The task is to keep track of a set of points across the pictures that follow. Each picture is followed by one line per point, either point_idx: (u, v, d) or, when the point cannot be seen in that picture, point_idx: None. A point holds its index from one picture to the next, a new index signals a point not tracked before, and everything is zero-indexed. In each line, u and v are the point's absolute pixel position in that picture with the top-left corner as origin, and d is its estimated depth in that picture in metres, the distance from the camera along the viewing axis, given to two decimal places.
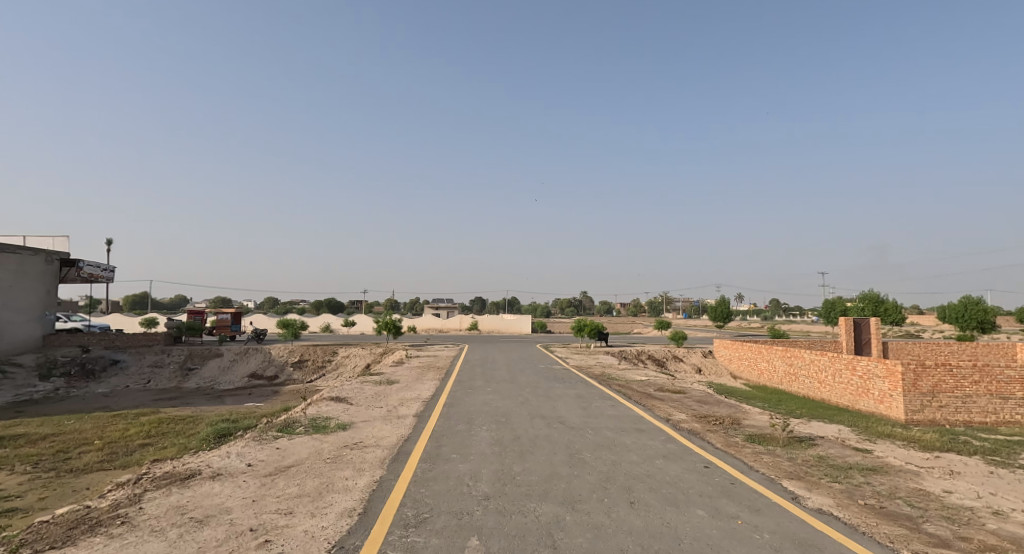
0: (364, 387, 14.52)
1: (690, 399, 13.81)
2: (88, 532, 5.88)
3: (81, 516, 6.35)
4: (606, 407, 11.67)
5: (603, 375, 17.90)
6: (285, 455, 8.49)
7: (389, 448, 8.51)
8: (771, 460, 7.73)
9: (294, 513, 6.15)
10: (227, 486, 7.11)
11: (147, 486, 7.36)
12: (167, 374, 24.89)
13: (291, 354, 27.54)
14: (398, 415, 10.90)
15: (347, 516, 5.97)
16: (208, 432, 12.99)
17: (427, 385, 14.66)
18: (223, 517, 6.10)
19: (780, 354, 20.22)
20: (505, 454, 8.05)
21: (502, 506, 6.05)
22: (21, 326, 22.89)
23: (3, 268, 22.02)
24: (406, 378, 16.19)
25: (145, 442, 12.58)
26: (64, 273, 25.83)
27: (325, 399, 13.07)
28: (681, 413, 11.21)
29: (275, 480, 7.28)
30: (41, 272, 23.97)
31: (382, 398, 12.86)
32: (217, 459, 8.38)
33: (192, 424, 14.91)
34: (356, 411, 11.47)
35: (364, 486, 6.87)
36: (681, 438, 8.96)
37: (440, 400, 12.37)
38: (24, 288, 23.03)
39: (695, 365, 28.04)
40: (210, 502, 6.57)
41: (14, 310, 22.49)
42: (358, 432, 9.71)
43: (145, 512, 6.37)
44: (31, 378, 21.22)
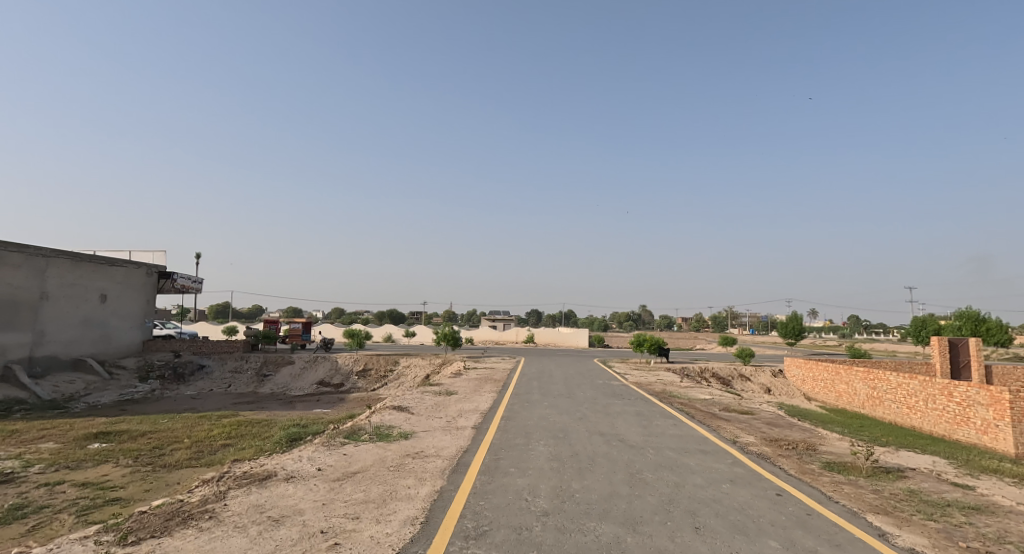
0: (425, 397, 14.86)
1: (760, 421, 13.14)
2: (182, 523, 6.37)
3: (175, 509, 6.87)
4: (668, 426, 11.31)
5: (666, 392, 17.37)
6: (352, 462, 8.83)
7: (448, 459, 8.67)
8: (853, 491, 7.22)
9: (360, 518, 6.38)
10: (300, 489, 7.48)
11: (230, 484, 7.86)
12: (245, 379, 26.49)
13: (356, 363, 28.63)
14: (457, 426, 11.06)
15: (409, 524, 6.13)
16: (281, 435, 13.70)
17: (484, 397, 14.77)
18: (296, 518, 6.42)
19: (861, 376, 18.89)
20: (563, 470, 8.01)
21: (562, 524, 6.00)
22: (126, 333, 25.14)
23: (112, 279, 24.32)
24: (465, 389, 16.38)
25: (226, 443, 13.43)
26: (161, 284, 28.20)
27: (388, 408, 13.47)
28: (749, 435, 10.70)
29: (343, 485, 7.60)
30: (143, 283, 26.29)
31: (442, 409, 13.10)
32: (291, 462, 8.85)
33: (267, 427, 15.78)
34: (417, 421, 11.78)
35: (426, 495, 7.03)
36: (750, 462, 8.55)
37: (498, 412, 12.47)
38: (129, 298, 25.35)
39: (763, 385, 26.65)
40: (286, 503, 6.94)
41: (119, 318, 24.77)
42: (419, 442, 9.93)
43: (229, 508, 6.82)
44: (132, 379, 23.28)
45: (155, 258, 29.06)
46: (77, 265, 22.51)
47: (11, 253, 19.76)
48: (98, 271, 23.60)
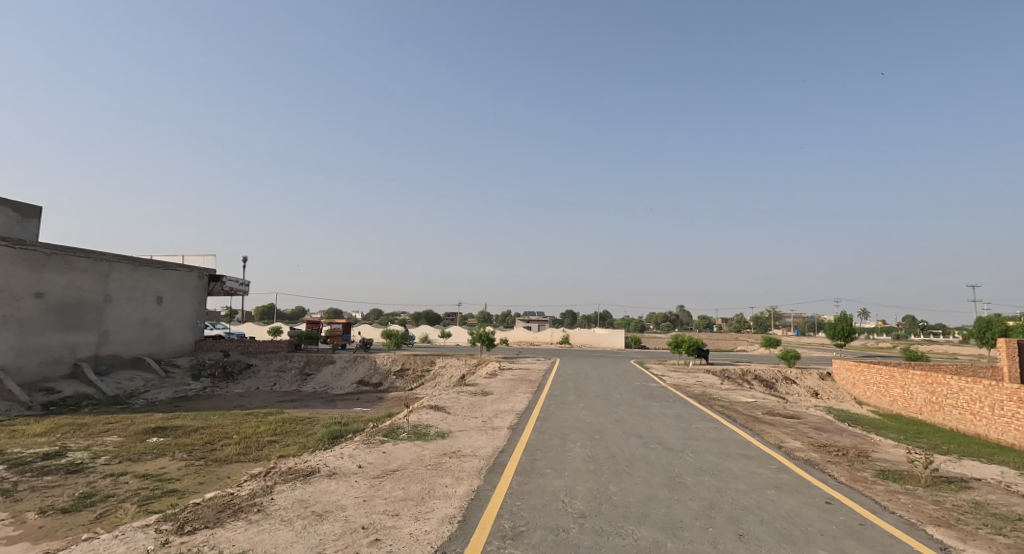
0: (461, 397, 15.07)
1: (807, 425, 12.75)
2: (233, 516, 6.70)
3: (226, 501, 7.23)
4: (709, 430, 11.13)
5: (705, 395, 17.06)
6: (391, 459, 9.07)
7: (485, 458, 8.78)
8: (910, 501, 6.95)
9: (400, 515, 6.56)
10: (342, 485, 7.73)
11: (276, 479, 8.20)
12: (289, 378, 27.41)
13: (394, 362, 29.17)
14: (493, 426, 11.18)
15: (447, 522, 6.26)
16: (323, 433, 14.13)
17: (520, 397, 14.85)
18: (339, 514, 6.65)
19: (918, 379, 18.09)
20: (601, 472, 8.01)
21: (599, 526, 6.02)
22: (180, 333, 26.46)
23: (167, 283, 25.60)
24: (500, 390, 16.48)
25: (272, 439, 13.95)
26: (211, 286, 29.51)
27: (425, 407, 13.72)
28: (796, 440, 10.42)
29: (382, 483, 7.81)
30: (195, 286, 27.56)
31: (478, 409, 13.24)
32: (333, 459, 9.15)
33: (310, 425, 16.31)
34: (454, 420, 11.96)
35: (463, 494, 7.15)
36: (797, 468, 8.33)
37: (534, 413, 12.54)
38: (182, 300, 26.63)
39: (810, 388, 25.78)
40: (328, 498, 7.20)
41: (174, 319, 26.07)
42: (456, 441, 10.09)
43: (276, 502, 7.13)
44: (186, 377, 24.47)
45: (205, 262, 30.41)
46: (136, 270, 23.76)
47: (80, 258, 20.92)
48: (155, 275, 24.87)
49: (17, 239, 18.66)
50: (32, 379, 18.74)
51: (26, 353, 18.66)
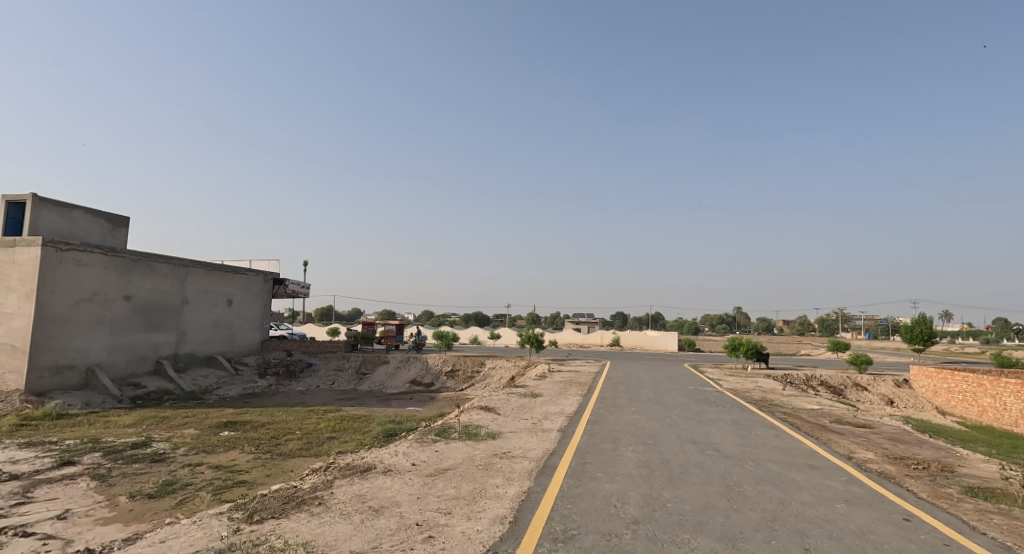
0: (512, 398, 15.20)
1: (880, 436, 12.06)
2: (297, 507, 7.08)
3: (290, 494, 7.64)
4: (770, 438, 10.74)
5: (766, 400, 16.44)
6: (443, 458, 9.29)
7: (535, 460, 8.84)
8: (1002, 522, 6.47)
9: (452, 514, 6.72)
10: (396, 482, 8.00)
11: (335, 474, 8.58)
12: (347, 377, 28.44)
13: (445, 363, 29.68)
14: (543, 428, 11.23)
15: (499, 522, 6.36)
16: (378, 430, 14.60)
17: (570, 400, 14.81)
18: (394, 509, 6.89)
19: (1013, 389, 16.75)
20: (655, 478, 7.90)
21: (653, 533, 5.96)
22: (248, 333, 28.04)
23: (236, 286, 27.18)
24: (550, 392, 16.50)
25: (331, 436, 14.55)
26: (275, 289, 31.10)
27: (476, 408, 13.93)
28: (868, 452, 9.88)
29: (435, 481, 8.02)
30: (261, 289, 29.11)
31: (529, 411, 13.32)
32: (388, 456, 9.47)
33: (366, 423, 16.90)
34: (504, 421, 12.09)
35: (514, 495, 7.25)
36: (870, 482, 7.92)
37: (584, 416, 12.50)
38: (249, 302, 28.20)
39: (885, 396, 24.33)
40: (384, 494, 7.47)
41: (243, 320, 27.65)
42: (506, 442, 10.21)
43: (335, 496, 7.47)
44: (253, 375, 25.92)
45: (270, 266, 32.05)
46: (210, 274, 25.35)
47: (161, 264, 22.50)
48: (226, 279, 26.45)
49: (108, 247, 20.23)
50: (122, 375, 20.35)
51: (117, 351, 20.27)
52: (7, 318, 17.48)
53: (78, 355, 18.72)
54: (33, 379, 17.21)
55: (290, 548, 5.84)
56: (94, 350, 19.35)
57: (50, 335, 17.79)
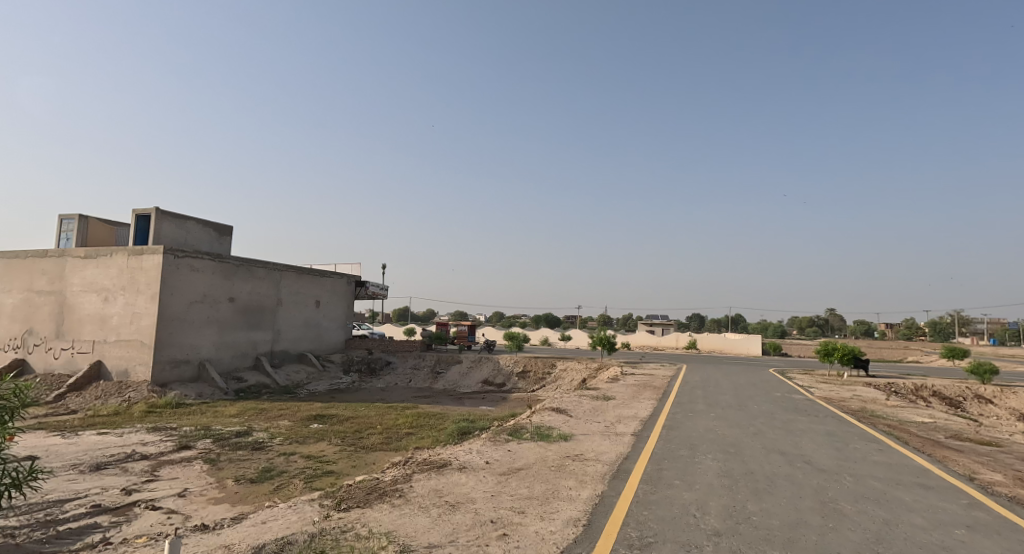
0: (584, 401, 15.13)
1: (1006, 455, 10.85)
2: (379, 498, 7.48)
3: (373, 485, 8.09)
4: (870, 452, 9.99)
5: (864, 411, 15.26)
6: (516, 458, 9.45)
7: (609, 464, 8.78)
8: None
9: (526, 513, 6.84)
10: (471, 479, 8.24)
11: (414, 468, 8.98)
12: (422, 375, 29.47)
13: (517, 364, 29.97)
14: (617, 432, 11.11)
15: (572, 525, 6.40)
16: (453, 428, 15.04)
17: (644, 404, 14.52)
18: (469, 505, 7.11)
19: None
20: (738, 488, 7.61)
21: (736, 547, 5.77)
22: (333, 332, 29.80)
23: (323, 288, 28.97)
24: (623, 395, 16.26)
25: (409, 432, 15.16)
26: (357, 291, 32.87)
27: (548, 409, 14.01)
28: (992, 473, 8.95)
29: (508, 480, 8.19)
30: (344, 291, 30.83)
31: (601, 413, 13.21)
32: (463, 453, 9.77)
33: (441, 420, 17.47)
34: (576, 424, 12.07)
35: (588, 498, 7.25)
36: (994, 507, 7.18)
37: (659, 421, 12.23)
38: (335, 303, 29.96)
39: (1013, 410, 21.77)
40: (460, 490, 7.72)
41: (329, 320, 29.43)
42: (579, 444, 10.20)
43: (414, 489, 7.81)
44: (338, 372, 27.52)
45: (352, 269, 33.88)
46: (300, 277, 27.19)
47: (260, 268, 24.42)
48: (314, 282, 28.26)
49: (216, 253, 22.25)
50: (227, 369, 22.32)
51: (223, 347, 22.25)
52: (135, 317, 19.69)
53: (191, 350, 20.77)
54: (156, 371, 19.28)
55: (375, 536, 6.18)
56: (204, 346, 21.38)
57: (170, 333, 19.85)
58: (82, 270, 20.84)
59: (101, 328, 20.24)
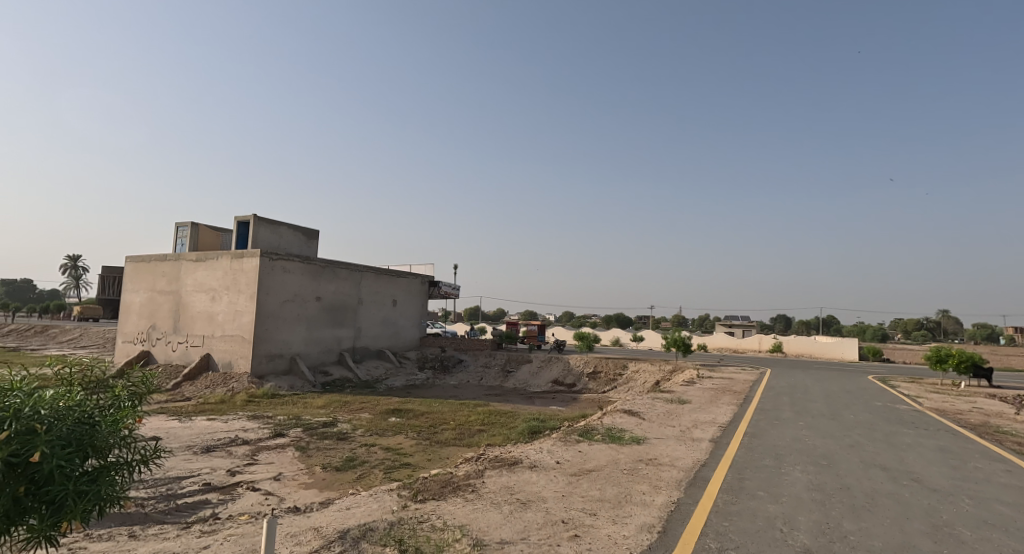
0: (657, 403, 14.78)
1: None
2: (453, 492, 7.75)
3: (447, 479, 8.37)
4: (990, 472, 9.03)
5: (980, 425, 13.80)
6: (587, 459, 9.43)
7: (685, 470, 8.55)
8: None
9: (598, 515, 6.83)
10: (542, 478, 8.32)
11: (485, 465, 9.19)
12: (494, 373, 29.95)
13: (587, 364, 29.73)
14: (693, 437, 10.78)
15: (646, 530, 6.32)
16: (524, 427, 15.21)
17: (723, 409, 13.95)
18: (540, 504, 7.20)
19: None
20: (832, 505, 7.15)
21: None
22: (409, 330, 30.98)
23: (399, 288, 30.19)
24: (700, 399, 15.70)
25: (481, 429, 15.51)
26: (431, 291, 33.98)
27: (619, 411, 13.83)
28: None
29: (579, 481, 8.19)
30: (419, 291, 31.96)
31: (676, 417, 12.86)
32: (534, 452, 9.87)
33: (512, 418, 17.70)
34: (649, 427, 11.83)
35: (663, 504, 7.11)
36: None
37: (740, 427, 11.72)
38: (410, 302, 31.14)
39: None
40: (531, 489, 7.83)
41: (405, 318, 30.64)
42: (652, 449, 10.01)
43: (486, 485, 8.01)
44: (414, 368, 28.59)
45: (426, 270, 35.05)
46: (379, 277, 28.51)
47: (343, 269, 25.85)
48: (391, 282, 29.53)
49: (305, 256, 23.81)
50: (315, 363, 23.85)
51: (311, 343, 23.77)
52: (236, 315, 21.51)
53: (284, 346, 22.38)
54: (255, 364, 20.97)
55: (449, 529, 6.42)
56: (295, 341, 22.96)
57: (266, 330, 21.50)
58: (193, 272, 23.06)
59: (209, 324, 22.28)
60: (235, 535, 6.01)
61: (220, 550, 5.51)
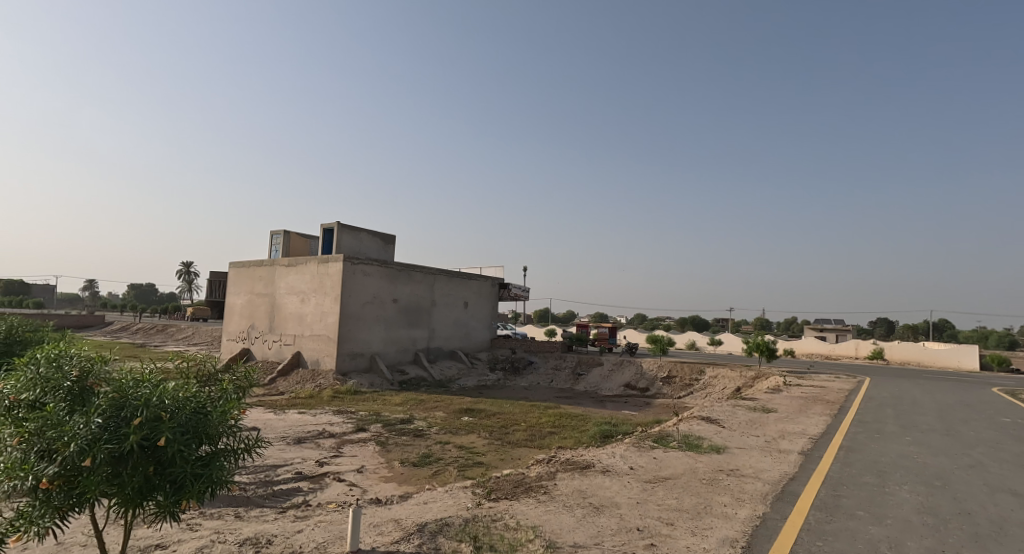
0: (738, 411, 14.08)
1: None
2: (525, 492, 7.80)
3: (520, 479, 8.45)
4: None
5: None
6: (662, 466, 9.16)
7: (771, 483, 8.09)
8: None
9: (675, 525, 6.62)
10: (615, 483, 8.18)
11: (557, 467, 9.17)
12: (564, 376, 29.81)
13: (661, 369, 28.84)
14: (779, 449, 10.18)
15: (729, 545, 6.05)
16: (595, 431, 15.03)
17: (813, 420, 13.06)
18: (614, 510, 7.09)
19: None
20: (948, 531, 6.48)
21: None
22: (480, 332, 31.55)
23: (471, 290, 30.81)
24: (786, 408, 14.80)
25: (552, 431, 15.48)
26: (502, 293, 34.40)
27: (696, 418, 13.32)
28: None
29: (655, 488, 7.97)
30: (489, 293, 32.45)
31: (760, 427, 12.19)
32: (607, 457, 9.73)
33: (584, 421, 17.52)
34: (730, 436, 11.31)
35: (747, 518, 6.78)
36: None
37: (833, 440, 10.91)
38: (481, 304, 31.69)
39: None
40: (604, 493, 7.73)
41: (476, 320, 31.23)
42: (734, 459, 9.56)
43: (559, 487, 7.99)
44: (485, 369, 29.07)
45: (497, 272, 35.53)
46: (451, 280, 29.24)
47: (417, 273, 26.76)
48: (463, 284, 30.19)
49: (382, 260, 24.88)
50: (392, 362, 24.86)
51: (389, 343, 24.80)
52: (323, 316, 22.86)
53: (364, 345, 23.50)
54: (339, 362, 22.19)
55: (522, 529, 6.46)
56: (374, 341, 24.05)
57: (348, 330, 22.68)
58: (285, 277, 24.77)
59: (299, 324, 23.83)
60: (325, 521, 6.40)
61: (312, 535, 5.86)
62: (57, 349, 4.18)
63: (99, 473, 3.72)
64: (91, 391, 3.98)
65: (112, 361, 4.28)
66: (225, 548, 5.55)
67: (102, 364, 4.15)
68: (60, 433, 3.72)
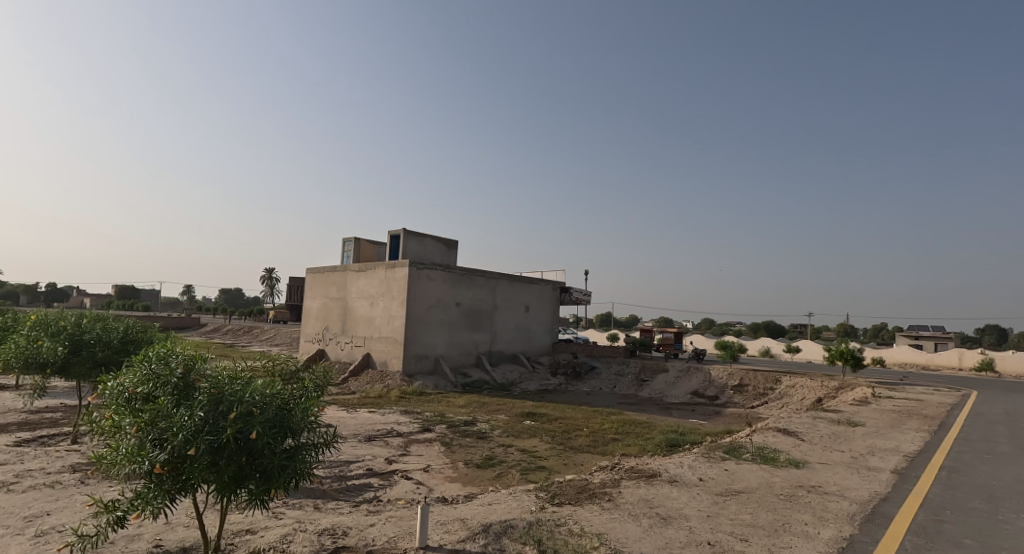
0: (819, 424, 13.20)
1: None
2: (588, 498, 7.68)
3: (583, 485, 8.32)
4: None
5: None
6: (735, 479, 8.73)
7: (859, 503, 7.52)
8: None
9: (750, 542, 6.29)
10: (684, 494, 7.89)
11: (622, 474, 8.97)
12: (628, 382, 29.16)
13: (732, 376, 27.53)
14: (868, 466, 9.43)
15: None
16: (661, 439, 14.59)
17: (906, 436, 12.01)
18: (683, 522, 6.83)
19: None
20: None
21: None
22: (541, 336, 31.50)
23: (532, 294, 30.87)
24: (874, 422, 13.69)
25: (615, 437, 15.17)
26: (563, 297, 34.23)
27: (772, 429, 12.61)
28: None
29: (727, 502, 7.61)
30: (551, 297, 32.37)
31: (844, 441, 11.36)
32: (674, 466, 9.40)
33: (648, 429, 17.07)
34: (810, 450, 10.62)
35: (831, 539, 6.33)
36: None
37: (931, 460, 9.98)
38: (542, 309, 31.66)
39: None
40: (671, 504, 7.46)
41: (537, 324, 31.22)
42: (815, 474, 8.96)
43: (623, 495, 7.81)
44: (547, 373, 28.98)
45: (558, 276, 35.41)
46: (512, 285, 29.41)
47: (480, 277, 27.12)
48: (524, 289, 30.29)
49: (446, 265, 25.44)
50: (456, 365, 25.34)
51: (452, 346, 25.31)
52: (390, 319, 23.67)
53: (430, 348, 24.11)
54: (405, 364, 22.90)
55: (587, 535, 6.36)
56: (439, 344, 24.62)
57: (414, 333, 23.37)
58: (356, 281, 25.88)
59: (368, 327, 24.79)
60: (395, 517, 6.58)
61: (384, 529, 6.04)
62: (165, 347, 4.54)
63: (200, 461, 4.00)
64: (193, 387, 4.30)
65: (210, 359, 4.62)
66: (305, 537, 5.82)
67: (202, 362, 4.47)
68: (170, 424, 4.06)
